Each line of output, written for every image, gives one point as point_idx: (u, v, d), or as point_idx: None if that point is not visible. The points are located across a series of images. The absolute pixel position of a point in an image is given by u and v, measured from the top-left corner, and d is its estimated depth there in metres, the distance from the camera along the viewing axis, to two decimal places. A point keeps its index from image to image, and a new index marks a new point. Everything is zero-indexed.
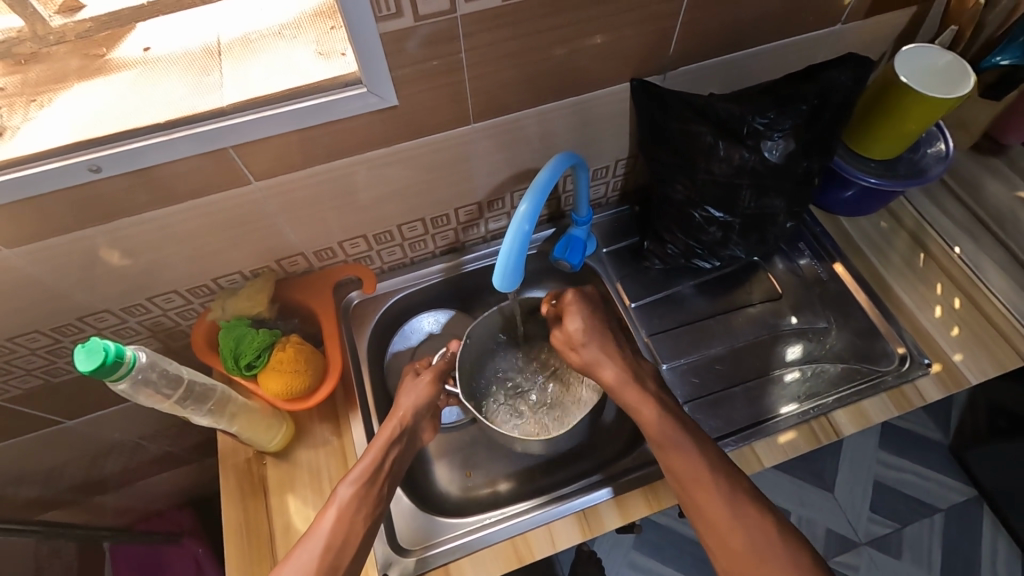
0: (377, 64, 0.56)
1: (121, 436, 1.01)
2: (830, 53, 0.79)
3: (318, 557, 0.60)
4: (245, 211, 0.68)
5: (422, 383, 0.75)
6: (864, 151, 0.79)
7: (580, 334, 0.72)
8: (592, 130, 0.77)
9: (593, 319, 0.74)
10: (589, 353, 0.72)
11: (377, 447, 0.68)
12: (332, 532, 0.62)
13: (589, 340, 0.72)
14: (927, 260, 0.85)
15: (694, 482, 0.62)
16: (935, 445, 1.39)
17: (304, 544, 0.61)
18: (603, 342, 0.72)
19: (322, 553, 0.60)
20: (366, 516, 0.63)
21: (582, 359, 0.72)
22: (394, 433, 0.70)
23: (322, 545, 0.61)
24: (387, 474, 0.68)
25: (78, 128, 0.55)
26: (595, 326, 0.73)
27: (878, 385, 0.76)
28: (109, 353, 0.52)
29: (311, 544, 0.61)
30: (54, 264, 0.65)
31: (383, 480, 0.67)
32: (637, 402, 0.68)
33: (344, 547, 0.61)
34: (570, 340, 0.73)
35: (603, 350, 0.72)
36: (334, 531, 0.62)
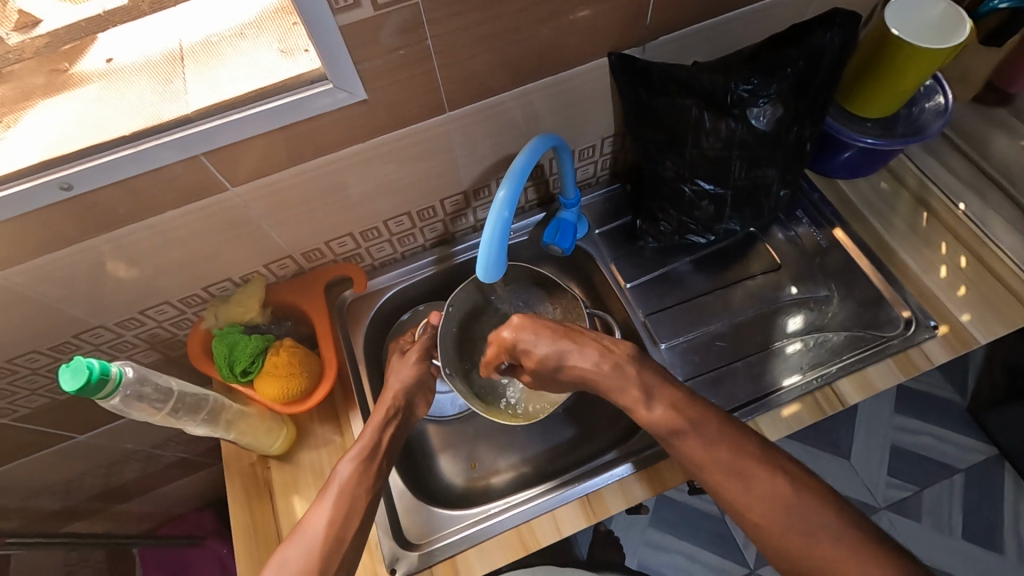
0: (342, 59, 0.55)
1: (134, 447, 1.02)
2: (818, 8, 0.76)
3: (323, 529, 0.61)
4: (225, 218, 0.67)
5: (410, 359, 0.77)
6: (859, 110, 0.76)
7: (547, 361, 0.67)
8: (573, 110, 0.75)
9: (555, 342, 0.67)
10: (567, 370, 0.68)
11: (375, 423, 0.69)
12: (335, 507, 0.62)
13: (558, 360, 0.67)
14: (931, 219, 0.83)
15: (696, 465, 0.61)
16: (952, 406, 1.36)
17: (308, 522, 0.62)
18: (574, 356, 0.67)
19: (328, 525, 0.61)
20: (367, 490, 0.64)
21: (566, 376, 0.68)
22: (388, 412, 0.71)
23: (327, 517, 0.61)
24: (385, 451, 0.68)
25: (46, 145, 0.55)
26: (558, 344, 0.67)
27: (883, 351, 0.74)
28: (93, 370, 0.52)
29: (316, 520, 0.61)
30: (42, 284, 0.64)
31: (382, 454, 0.67)
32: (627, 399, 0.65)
33: (349, 521, 0.62)
34: (545, 372, 0.69)
35: (577, 366, 0.67)
36: (337, 505, 0.62)
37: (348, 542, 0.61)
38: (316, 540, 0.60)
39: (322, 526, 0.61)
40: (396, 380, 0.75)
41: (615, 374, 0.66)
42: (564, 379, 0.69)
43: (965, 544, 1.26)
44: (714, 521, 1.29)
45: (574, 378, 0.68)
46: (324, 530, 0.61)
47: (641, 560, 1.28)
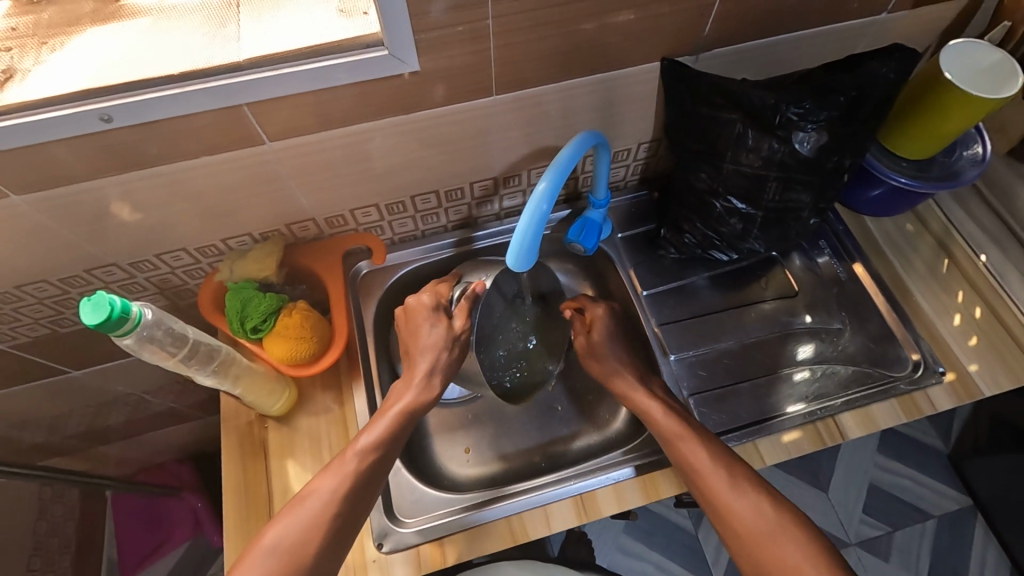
0: (398, 26, 0.54)
1: (127, 389, 1.01)
2: (872, 43, 0.76)
3: (329, 501, 0.61)
4: (256, 171, 0.66)
5: (460, 337, 0.73)
6: (896, 148, 0.76)
7: (600, 348, 0.76)
8: (617, 110, 0.75)
9: (614, 340, 0.77)
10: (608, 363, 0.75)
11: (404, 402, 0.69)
12: (342, 483, 0.62)
13: (607, 353, 0.75)
14: (951, 266, 0.83)
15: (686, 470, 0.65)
16: (933, 453, 1.38)
17: (312, 495, 0.61)
18: (618, 356, 0.75)
19: (334, 498, 0.61)
20: (376, 472, 0.63)
21: (598, 367, 0.75)
22: (427, 395, 0.70)
23: (334, 489, 0.61)
24: (404, 434, 0.67)
25: (90, 75, 0.54)
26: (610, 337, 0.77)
27: (889, 390, 0.75)
28: (115, 308, 0.52)
29: (321, 489, 0.61)
30: (63, 214, 0.63)
31: (397, 440, 0.66)
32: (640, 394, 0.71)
33: (352, 499, 0.61)
34: (584, 353, 0.77)
35: (615, 366, 0.74)
36: (347, 480, 0.62)
37: (348, 519, 0.61)
38: (320, 511, 0.60)
39: (327, 497, 0.61)
40: (442, 358, 0.72)
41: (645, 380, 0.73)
42: (595, 366, 0.76)
43: None
44: (687, 537, 1.30)
45: (601, 375, 0.75)
46: (327, 502, 0.60)
47: (610, 563, 1.29)
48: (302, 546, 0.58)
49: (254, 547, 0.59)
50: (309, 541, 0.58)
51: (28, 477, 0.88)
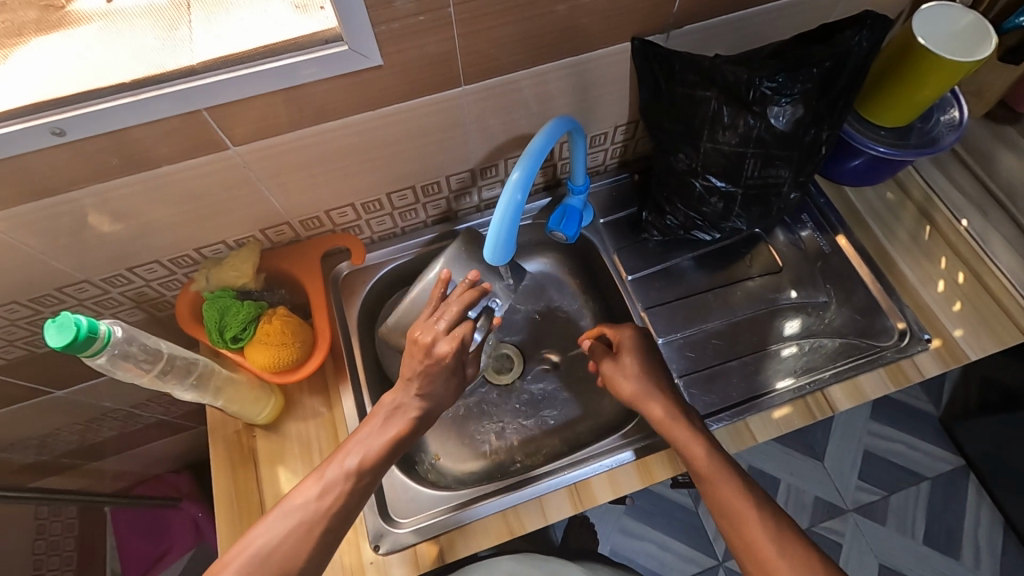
0: (357, 19, 0.53)
1: (113, 406, 0.99)
2: (845, 11, 0.75)
3: (314, 506, 0.60)
4: (224, 177, 0.64)
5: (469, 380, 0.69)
6: (870, 117, 0.76)
7: (634, 372, 0.70)
8: (591, 93, 0.74)
9: (640, 352, 0.72)
10: (638, 388, 0.69)
11: (400, 422, 0.65)
12: (328, 490, 0.61)
13: (639, 377, 0.70)
14: (933, 233, 0.83)
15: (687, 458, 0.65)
16: (925, 416, 1.40)
17: (296, 505, 0.61)
18: (639, 368, 0.71)
19: (318, 503, 0.61)
20: (366, 484, 0.62)
21: (628, 391, 0.70)
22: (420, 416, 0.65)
23: (318, 494, 0.61)
24: (399, 450, 0.65)
25: (40, 88, 0.52)
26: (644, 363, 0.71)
27: (876, 360, 0.75)
28: (81, 327, 0.50)
29: (307, 494, 0.61)
30: (25, 232, 0.61)
31: (389, 456, 0.64)
32: (646, 394, 0.69)
33: (335, 505, 0.61)
34: (613, 376, 0.72)
35: (643, 387, 0.69)
36: (333, 487, 0.61)
37: (335, 525, 0.61)
38: (306, 516, 0.60)
39: (313, 501, 0.61)
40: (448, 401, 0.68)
41: (648, 374, 0.70)
42: (623, 385, 0.70)
43: (926, 549, 1.29)
44: (687, 513, 1.32)
45: (631, 399, 0.70)
46: (313, 507, 0.60)
47: (613, 547, 1.30)
48: (286, 556, 0.58)
49: (239, 548, 0.59)
50: (294, 547, 0.58)
51: (18, 500, 0.87)
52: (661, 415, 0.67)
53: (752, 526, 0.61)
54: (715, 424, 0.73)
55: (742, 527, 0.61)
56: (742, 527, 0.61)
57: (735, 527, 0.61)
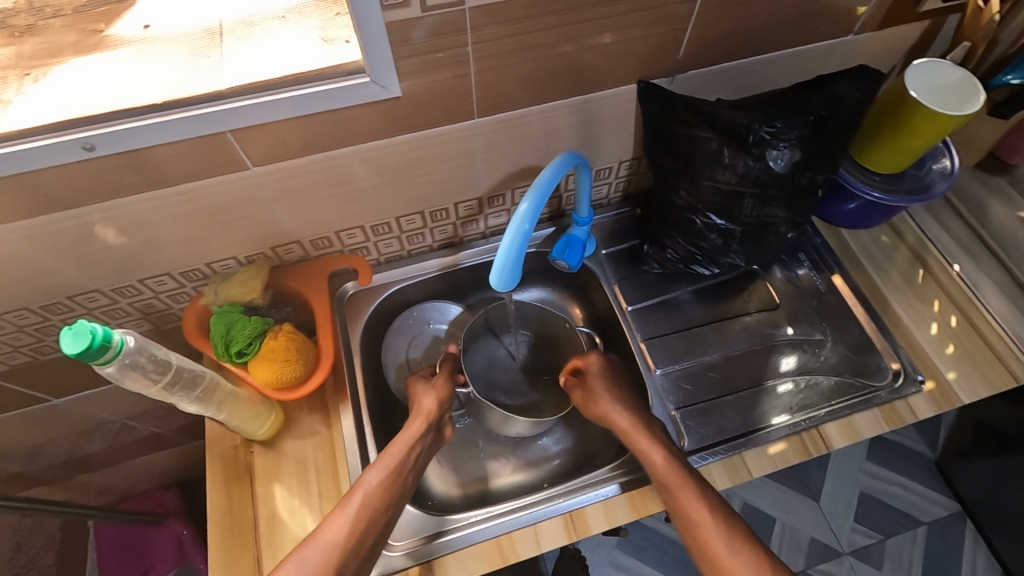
0: (380, 54, 0.56)
1: (109, 416, 0.99)
2: (840, 63, 0.79)
3: (344, 533, 0.61)
4: (239, 196, 0.67)
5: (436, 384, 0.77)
6: (867, 163, 0.79)
7: (597, 388, 0.76)
8: (597, 129, 0.77)
9: (604, 371, 0.77)
10: (602, 404, 0.74)
11: (410, 436, 0.70)
12: (358, 517, 0.62)
13: (604, 392, 0.75)
14: (926, 276, 0.85)
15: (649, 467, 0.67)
16: (920, 458, 1.40)
17: (324, 528, 0.61)
18: (601, 389, 0.76)
19: (349, 529, 0.61)
20: (388, 500, 0.65)
21: (597, 409, 0.74)
22: (424, 426, 0.72)
23: (348, 522, 0.62)
24: (414, 464, 0.69)
25: (74, 106, 0.54)
26: (606, 376, 0.77)
27: (870, 400, 0.76)
28: (96, 336, 0.51)
29: (337, 524, 0.62)
30: (42, 240, 0.63)
31: (407, 470, 0.68)
32: (613, 408, 0.73)
33: (369, 529, 0.62)
34: (580, 398, 0.77)
35: (606, 404, 0.74)
36: (360, 513, 0.62)
37: (365, 549, 0.61)
38: (339, 542, 0.60)
39: (343, 531, 0.61)
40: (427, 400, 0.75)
41: (613, 391, 0.75)
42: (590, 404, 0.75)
43: None
44: (680, 550, 1.30)
45: (601, 416, 0.74)
46: (344, 535, 0.61)
47: None
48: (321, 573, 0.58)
49: None
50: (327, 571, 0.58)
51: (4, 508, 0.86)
52: (627, 425, 0.71)
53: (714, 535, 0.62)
54: (710, 458, 0.73)
55: (707, 547, 0.63)
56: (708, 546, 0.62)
57: (704, 548, 0.63)
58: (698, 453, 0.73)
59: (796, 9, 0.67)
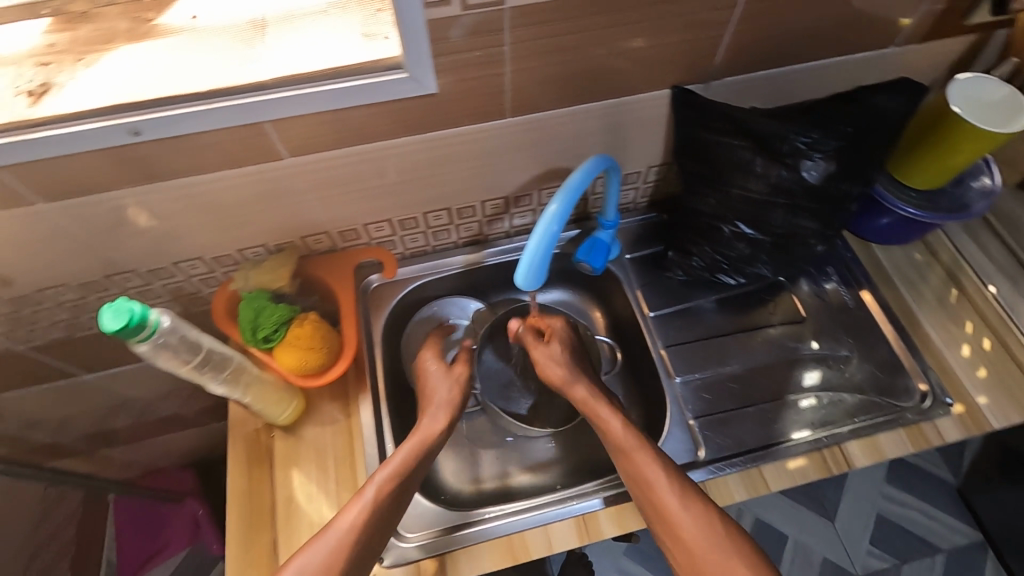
0: (418, 50, 0.56)
1: (135, 393, 1.02)
2: (881, 76, 0.77)
3: (352, 530, 0.61)
4: (273, 185, 0.68)
5: (457, 376, 0.77)
6: (907, 179, 0.77)
7: (559, 358, 0.77)
8: (629, 133, 0.76)
9: (568, 341, 0.80)
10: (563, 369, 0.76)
11: (422, 436, 0.70)
12: (369, 514, 0.62)
13: (564, 362, 0.77)
14: (960, 297, 0.83)
15: (608, 438, 0.69)
16: (942, 484, 1.36)
17: (333, 526, 0.61)
18: (565, 357, 0.78)
19: (358, 528, 0.61)
20: (397, 501, 0.64)
21: (555, 375, 0.76)
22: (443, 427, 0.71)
23: (358, 520, 0.62)
24: (424, 462, 0.68)
25: (123, 92, 0.56)
26: (569, 348, 0.79)
27: (896, 420, 0.74)
28: (135, 314, 0.53)
29: (346, 521, 0.62)
30: (84, 220, 0.65)
31: (418, 470, 0.67)
32: (573, 379, 0.75)
33: (377, 530, 0.62)
34: (542, 360, 0.78)
35: (569, 371, 0.76)
36: (370, 511, 0.62)
37: (371, 544, 0.62)
38: (347, 541, 0.60)
39: (351, 529, 0.61)
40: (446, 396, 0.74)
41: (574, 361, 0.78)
42: (550, 368, 0.77)
43: None
44: None
45: (557, 382, 0.76)
46: (352, 532, 0.61)
47: None
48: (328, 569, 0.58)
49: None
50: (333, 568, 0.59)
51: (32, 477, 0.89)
52: (584, 396, 0.73)
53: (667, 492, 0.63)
54: (728, 469, 0.72)
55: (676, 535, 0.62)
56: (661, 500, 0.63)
57: (657, 504, 0.63)
58: (713, 464, 0.73)
59: (837, 18, 0.66)
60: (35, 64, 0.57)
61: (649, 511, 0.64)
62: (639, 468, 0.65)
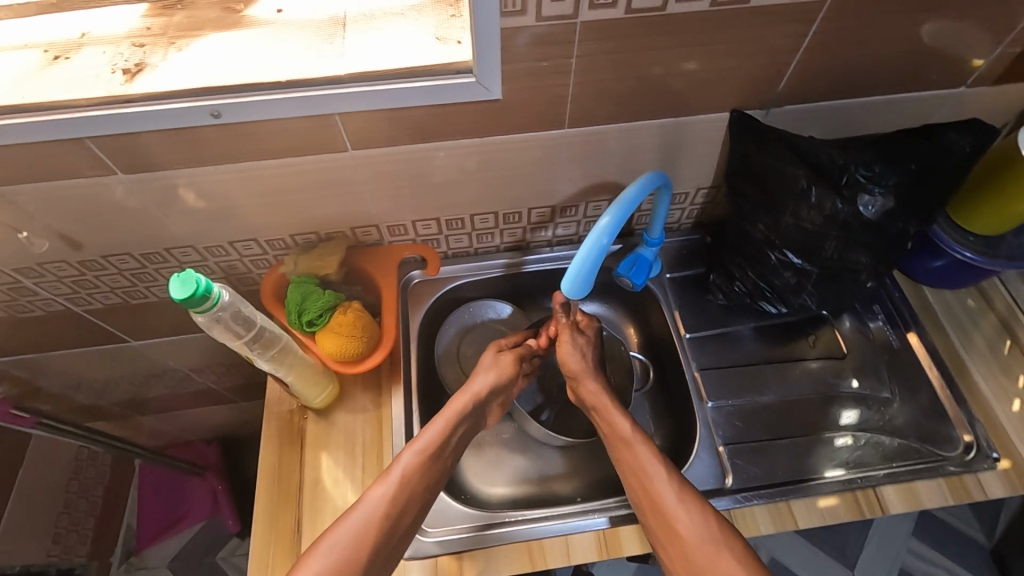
0: (489, 57, 0.58)
1: (176, 364, 1.06)
2: (949, 115, 0.76)
3: (380, 509, 0.63)
4: (334, 175, 0.71)
5: (501, 364, 0.77)
6: (966, 222, 0.75)
7: (580, 349, 0.78)
8: (683, 153, 0.77)
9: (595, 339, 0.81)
10: (580, 363, 0.76)
11: (449, 419, 0.70)
12: (397, 493, 0.64)
13: (582, 355, 0.77)
14: (1014, 348, 0.80)
15: (619, 437, 0.71)
16: (973, 546, 1.30)
17: (362, 504, 0.63)
18: (588, 353, 0.78)
19: (386, 507, 0.63)
20: (423, 482, 0.66)
21: (571, 364, 0.77)
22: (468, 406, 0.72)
23: (385, 499, 0.64)
24: (451, 445, 0.70)
25: (209, 75, 0.60)
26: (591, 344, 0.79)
27: (936, 469, 0.72)
28: (200, 286, 0.55)
29: (375, 500, 0.63)
30: (156, 193, 0.69)
31: (444, 453, 0.69)
32: (588, 373, 0.76)
33: (405, 511, 0.64)
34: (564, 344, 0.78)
35: (587, 366, 0.76)
36: (398, 492, 0.64)
37: (401, 522, 0.64)
38: (374, 518, 0.62)
39: (380, 507, 0.63)
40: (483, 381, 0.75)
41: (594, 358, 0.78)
42: (571, 356, 0.77)
43: None
44: None
45: (570, 371, 0.77)
46: (382, 512, 0.63)
47: None
48: (360, 543, 0.61)
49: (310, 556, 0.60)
50: (365, 543, 0.61)
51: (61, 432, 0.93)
52: (594, 390, 0.75)
53: (666, 488, 0.65)
54: (756, 501, 0.71)
55: (676, 538, 0.62)
56: (660, 496, 0.64)
57: (655, 501, 0.64)
58: (740, 494, 0.71)
59: (909, 54, 0.65)
60: (131, 45, 0.62)
61: (646, 510, 0.65)
62: (640, 463, 0.67)
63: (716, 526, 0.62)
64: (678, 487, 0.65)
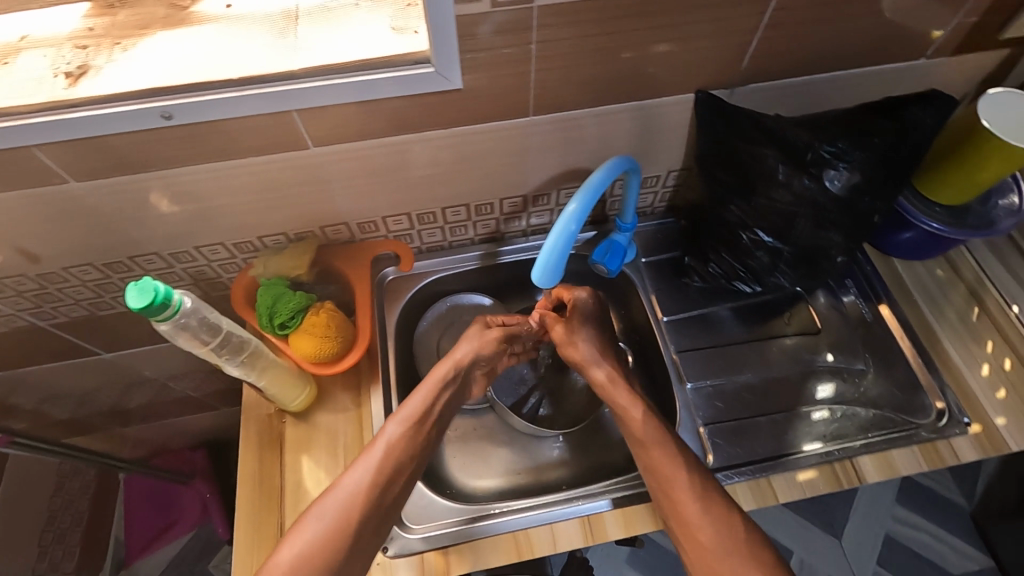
0: (446, 46, 0.57)
1: (151, 374, 1.04)
2: (912, 87, 0.76)
3: (365, 483, 0.63)
4: (297, 173, 0.69)
5: (489, 336, 0.78)
6: (933, 193, 0.75)
7: (580, 337, 0.78)
8: (652, 137, 0.76)
9: (588, 315, 0.79)
10: (587, 350, 0.77)
11: (428, 390, 0.71)
12: (381, 464, 0.64)
13: (586, 342, 0.78)
14: (982, 315, 0.82)
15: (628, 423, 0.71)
16: (954, 508, 1.34)
17: (338, 487, 0.63)
18: (592, 338, 0.78)
19: (371, 480, 0.63)
20: (409, 450, 0.67)
21: (577, 353, 0.78)
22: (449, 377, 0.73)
23: (368, 473, 0.64)
24: (434, 417, 0.71)
25: (158, 76, 0.58)
26: (585, 322, 0.79)
27: (911, 437, 0.73)
28: (159, 293, 0.54)
29: (357, 479, 0.63)
30: (112, 200, 0.67)
31: (428, 421, 0.70)
32: (594, 360, 0.77)
33: (391, 482, 0.65)
34: (564, 338, 0.79)
35: (593, 352, 0.77)
36: (381, 464, 0.65)
37: (388, 493, 0.64)
38: (359, 493, 0.63)
39: (365, 481, 0.63)
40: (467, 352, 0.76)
41: (598, 339, 0.79)
42: (574, 348, 0.78)
43: None
44: None
45: (578, 360, 0.78)
46: (368, 484, 0.63)
47: None
48: (346, 518, 0.61)
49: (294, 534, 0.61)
50: (353, 514, 0.61)
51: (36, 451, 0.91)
52: (606, 377, 0.75)
53: (679, 479, 0.65)
54: (736, 478, 0.71)
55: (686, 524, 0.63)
56: (674, 489, 0.65)
57: (669, 492, 0.65)
58: (722, 472, 0.72)
59: (868, 28, 0.66)
60: (74, 47, 0.60)
61: (661, 499, 0.66)
62: (654, 458, 0.67)
63: (738, 525, 0.63)
64: (691, 479, 0.65)
